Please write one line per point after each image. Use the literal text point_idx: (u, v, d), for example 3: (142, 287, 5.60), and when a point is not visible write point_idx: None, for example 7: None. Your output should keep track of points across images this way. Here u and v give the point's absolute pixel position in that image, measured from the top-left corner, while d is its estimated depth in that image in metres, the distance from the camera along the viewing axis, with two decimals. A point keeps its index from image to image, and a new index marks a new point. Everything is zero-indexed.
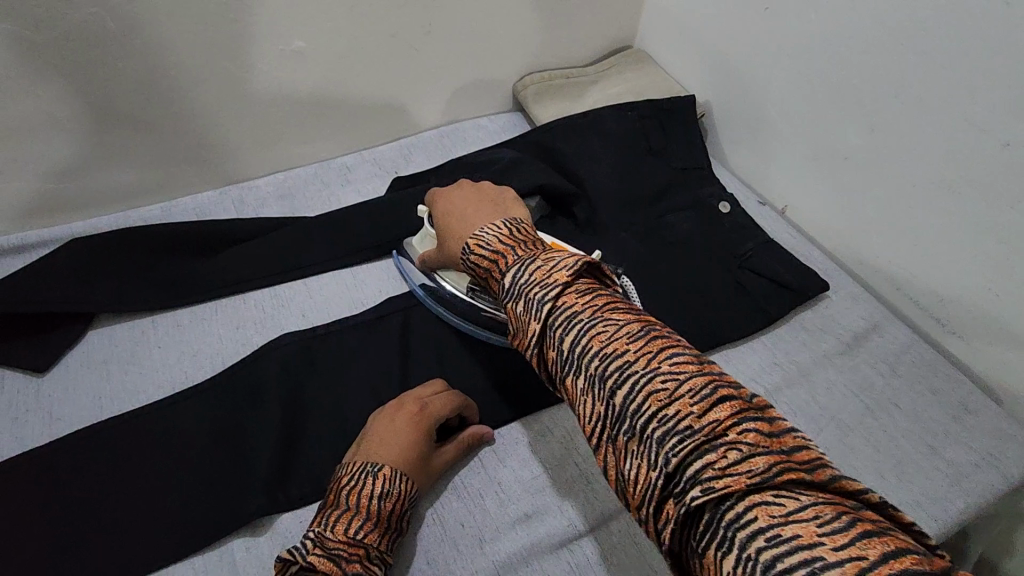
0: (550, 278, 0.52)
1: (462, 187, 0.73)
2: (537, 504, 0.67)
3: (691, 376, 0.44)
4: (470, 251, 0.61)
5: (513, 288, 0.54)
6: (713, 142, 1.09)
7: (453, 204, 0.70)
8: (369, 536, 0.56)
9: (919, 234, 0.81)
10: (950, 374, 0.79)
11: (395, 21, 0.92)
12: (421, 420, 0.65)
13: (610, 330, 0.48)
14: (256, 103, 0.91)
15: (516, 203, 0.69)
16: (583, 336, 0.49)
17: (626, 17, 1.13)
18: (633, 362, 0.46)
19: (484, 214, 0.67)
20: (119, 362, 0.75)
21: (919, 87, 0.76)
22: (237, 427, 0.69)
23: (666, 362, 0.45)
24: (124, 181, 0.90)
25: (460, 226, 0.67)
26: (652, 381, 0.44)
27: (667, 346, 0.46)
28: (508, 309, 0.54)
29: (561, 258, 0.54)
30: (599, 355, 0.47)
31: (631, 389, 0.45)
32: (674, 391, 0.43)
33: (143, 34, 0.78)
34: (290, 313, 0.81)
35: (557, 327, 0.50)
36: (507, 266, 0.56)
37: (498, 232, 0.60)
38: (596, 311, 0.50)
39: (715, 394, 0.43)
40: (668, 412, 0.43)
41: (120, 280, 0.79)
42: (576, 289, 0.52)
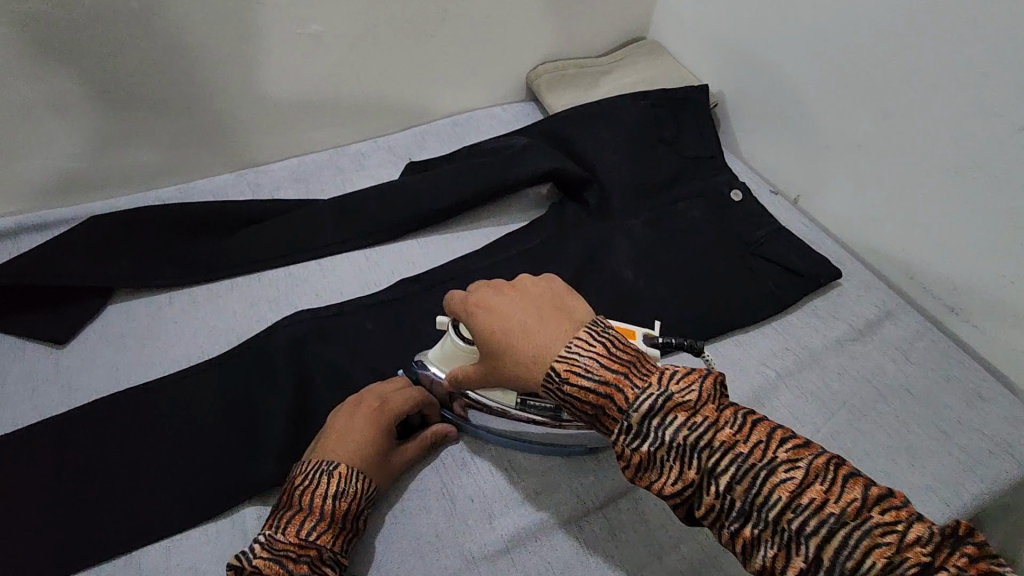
0: (699, 417, 0.49)
1: (498, 290, 0.62)
2: (545, 482, 0.68)
3: (906, 521, 0.43)
4: (566, 380, 0.53)
5: (655, 433, 0.49)
6: (726, 132, 1.08)
7: (502, 312, 0.59)
8: (323, 536, 0.55)
9: (932, 221, 0.80)
10: (963, 362, 0.79)
11: (410, 7, 0.93)
12: (382, 416, 0.65)
13: (788, 473, 0.46)
14: (273, 87, 0.92)
15: (572, 296, 0.61)
16: (760, 482, 0.46)
17: (639, 7, 1.13)
18: (837, 513, 0.43)
19: (553, 321, 0.57)
20: (136, 336, 0.76)
21: (935, 72, 0.75)
22: (250, 401, 0.70)
23: (869, 506, 0.43)
24: (143, 162, 0.91)
25: (526, 342, 0.56)
26: (867, 534, 0.42)
27: (861, 484, 0.45)
28: (642, 453, 0.49)
29: (698, 387, 0.51)
30: (790, 504, 0.45)
31: (840, 543, 0.43)
32: (892, 540, 0.42)
33: (164, 15, 0.79)
34: (304, 294, 0.82)
35: (728, 473, 0.47)
36: (631, 400, 0.50)
37: (592, 353, 0.54)
38: (767, 453, 0.47)
39: (933, 535, 0.42)
40: (896, 565, 0.41)
41: (139, 256, 0.80)
42: (729, 425, 0.49)
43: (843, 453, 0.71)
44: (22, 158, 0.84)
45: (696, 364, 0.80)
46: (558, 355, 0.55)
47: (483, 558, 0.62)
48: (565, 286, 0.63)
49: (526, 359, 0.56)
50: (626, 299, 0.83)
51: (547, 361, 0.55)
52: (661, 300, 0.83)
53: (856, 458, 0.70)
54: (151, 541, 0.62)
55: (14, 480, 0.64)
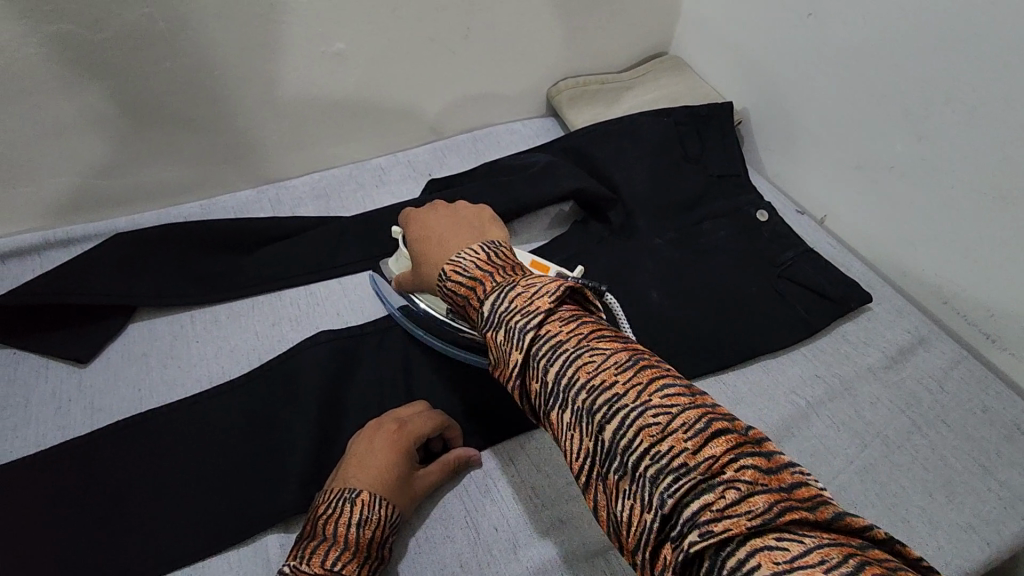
0: (532, 305, 0.49)
1: (434, 210, 0.69)
2: (571, 512, 0.66)
3: (684, 409, 0.42)
4: (447, 277, 0.57)
5: (493, 316, 0.51)
6: (750, 150, 1.07)
7: (428, 226, 0.66)
8: (348, 567, 0.55)
9: (968, 246, 0.78)
10: (1000, 392, 0.76)
11: (433, 25, 0.92)
12: (401, 439, 0.63)
13: (597, 360, 0.45)
14: (296, 103, 0.92)
15: (495, 223, 0.65)
16: (569, 366, 0.46)
17: (662, 23, 1.12)
18: (623, 395, 0.43)
19: (462, 236, 0.62)
20: (159, 355, 0.76)
21: (972, 94, 0.73)
22: (272, 424, 0.70)
23: (657, 394, 0.43)
24: (166, 178, 0.92)
25: (435, 249, 0.63)
26: (641, 415, 0.42)
27: (658, 376, 0.44)
28: (487, 338, 0.51)
29: (542, 283, 0.51)
30: (587, 387, 0.45)
31: (621, 422, 0.42)
32: (666, 425, 0.41)
33: (191, 35, 0.79)
34: (326, 313, 0.82)
35: (544, 359, 0.47)
36: (486, 295, 0.53)
37: (475, 257, 0.57)
38: (581, 340, 0.47)
39: (707, 428, 0.40)
40: (661, 448, 0.40)
41: (162, 274, 0.80)
42: (560, 317, 0.49)
43: (878, 486, 0.69)
44: (49, 175, 0.84)
45: (723, 390, 0.79)
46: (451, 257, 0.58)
47: None
48: (496, 216, 0.67)
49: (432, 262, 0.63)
50: (651, 322, 0.82)
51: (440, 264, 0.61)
52: (687, 322, 0.82)
53: (891, 492, 0.69)
54: (175, 567, 0.61)
55: (38, 502, 0.64)
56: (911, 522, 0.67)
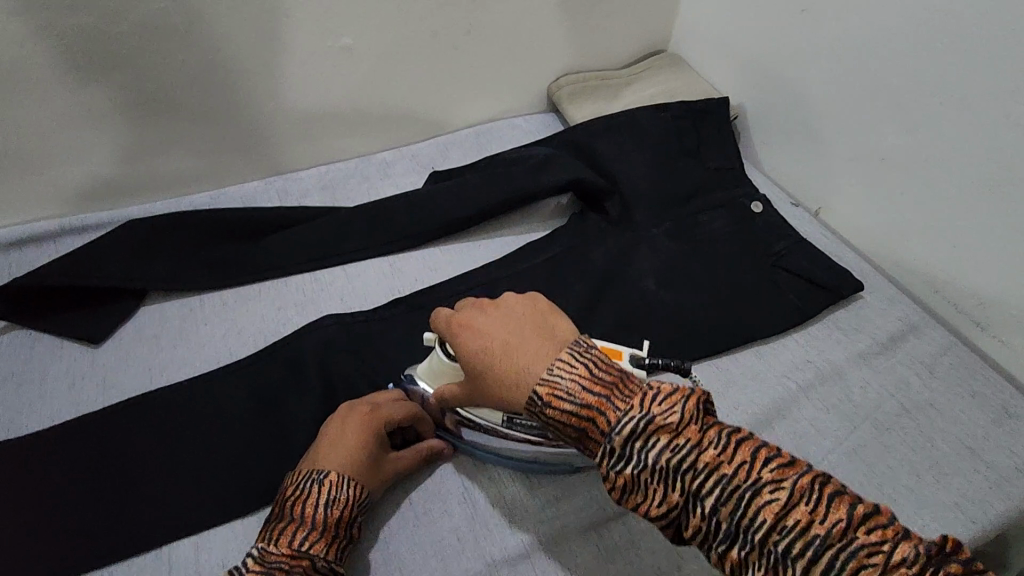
0: (681, 439, 0.47)
1: (481, 309, 0.62)
2: (567, 489, 0.69)
3: (893, 541, 0.40)
4: (546, 403, 0.52)
5: (638, 459, 0.47)
6: (746, 144, 1.09)
7: (483, 333, 0.59)
8: (316, 546, 0.56)
9: (958, 235, 0.80)
10: (988, 377, 0.78)
11: (436, 21, 0.95)
12: (372, 423, 0.65)
13: (776, 496, 0.43)
14: (303, 97, 0.95)
15: (557, 316, 0.60)
16: (747, 508, 0.43)
17: (661, 20, 1.14)
18: (821, 534, 0.41)
19: (538, 341, 0.57)
20: (168, 336, 0.79)
21: (961, 88, 0.75)
22: (277, 402, 0.72)
23: (857, 528, 0.41)
24: (177, 169, 0.94)
25: (507, 361, 0.56)
26: (853, 556, 0.40)
27: (845, 502, 0.42)
28: (625, 476, 0.48)
29: (679, 405, 0.48)
30: (775, 527, 0.42)
31: (829, 567, 0.40)
32: (879, 562, 0.39)
33: (204, 29, 0.82)
34: (330, 298, 0.84)
35: (713, 498, 0.45)
36: (614, 426, 0.49)
37: (574, 375, 0.52)
38: (749, 474, 0.44)
39: (921, 559, 0.39)
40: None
41: (172, 259, 0.83)
42: (713, 445, 0.46)
43: (867, 466, 0.71)
44: (65, 164, 0.87)
45: (717, 374, 0.80)
46: (540, 378, 0.53)
47: (504, 562, 0.63)
48: (550, 304, 0.62)
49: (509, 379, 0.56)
50: (647, 309, 0.83)
51: (527, 384, 0.55)
52: (681, 309, 0.84)
53: (879, 471, 0.70)
54: (183, 536, 0.64)
55: (53, 473, 0.66)
56: (898, 501, 0.68)
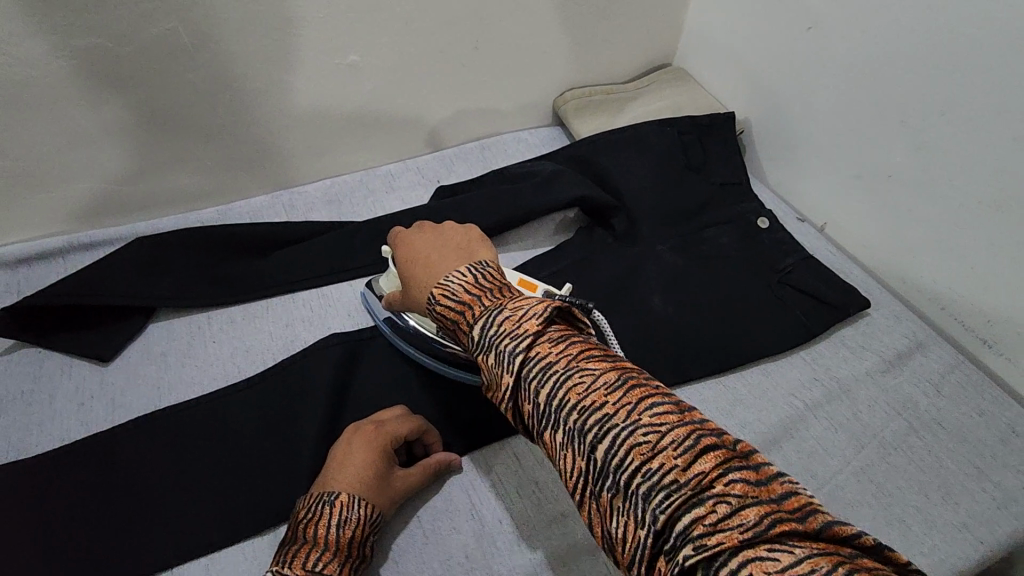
0: (520, 327, 0.50)
1: (422, 231, 0.71)
2: (574, 506, 0.69)
3: (676, 427, 0.43)
4: (436, 301, 0.57)
5: (481, 341, 0.51)
6: (751, 158, 1.09)
7: (416, 248, 0.68)
8: (330, 566, 0.55)
9: (965, 252, 0.80)
10: (995, 396, 0.78)
11: (444, 38, 0.96)
12: (377, 439, 0.65)
13: (588, 382, 0.46)
14: (312, 113, 0.96)
15: (481, 242, 0.66)
16: (560, 389, 0.47)
17: (667, 35, 1.15)
18: (613, 415, 0.44)
19: (451, 258, 0.63)
20: (177, 354, 0.79)
21: (967, 107, 0.76)
22: (286, 420, 0.72)
23: (648, 413, 0.44)
24: (185, 185, 0.95)
25: (426, 270, 0.64)
26: (634, 434, 0.43)
27: (647, 394, 0.45)
28: (479, 361, 0.52)
29: (529, 304, 0.52)
30: (578, 407, 0.45)
31: (613, 442, 0.43)
32: (656, 442, 0.42)
33: (215, 48, 0.83)
34: (338, 314, 0.85)
35: (535, 381, 0.48)
36: (477, 318, 0.53)
37: (464, 280, 0.57)
38: (571, 361, 0.47)
39: (696, 445, 0.41)
40: (655, 468, 0.41)
41: (181, 276, 0.83)
42: (549, 338, 0.49)
43: (874, 486, 0.71)
44: (74, 181, 0.88)
45: (724, 392, 0.80)
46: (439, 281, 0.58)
47: None
48: (484, 236, 0.69)
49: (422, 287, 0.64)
50: (654, 326, 0.84)
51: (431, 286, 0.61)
52: (687, 326, 0.84)
53: (887, 491, 0.70)
54: (192, 556, 0.64)
55: (62, 494, 0.66)
56: (907, 522, 0.68)
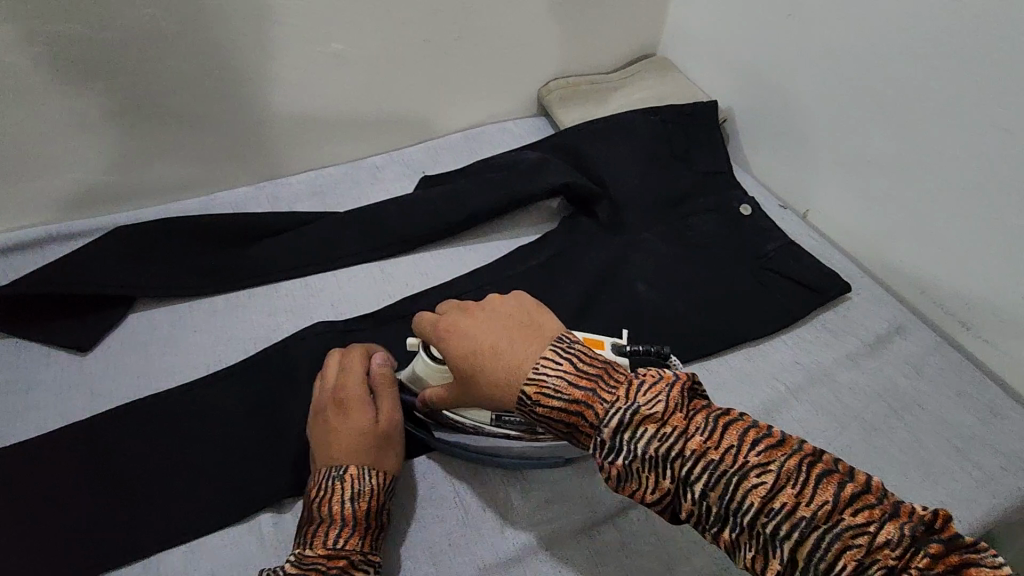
0: (666, 426, 0.48)
1: (467, 313, 0.62)
2: (558, 492, 0.69)
3: (874, 520, 0.42)
4: (534, 401, 0.53)
5: (626, 449, 0.49)
6: (735, 147, 1.10)
7: (471, 334, 0.59)
8: (350, 541, 0.58)
9: (944, 236, 0.81)
10: (973, 377, 0.79)
11: (427, 26, 0.95)
12: (332, 399, 0.66)
13: (761, 481, 0.45)
14: (296, 102, 0.95)
15: (542, 312, 0.61)
16: (734, 491, 0.45)
17: (651, 25, 1.15)
18: (807, 518, 0.43)
19: (522, 336, 0.57)
20: (158, 343, 0.78)
21: (944, 91, 0.77)
22: (267, 409, 0.72)
23: (836, 507, 0.43)
24: (165, 175, 0.94)
25: (498, 361, 0.56)
26: (836, 535, 0.42)
27: (832, 485, 0.44)
28: (617, 467, 0.50)
29: (665, 394, 0.50)
30: (763, 511, 0.44)
31: (813, 546, 0.43)
32: (862, 543, 0.42)
33: (194, 35, 0.82)
34: (321, 304, 0.84)
35: (703, 482, 0.47)
36: (603, 418, 0.50)
37: (560, 371, 0.53)
38: (737, 458, 0.46)
39: (903, 538, 0.41)
40: (867, 569, 0.41)
41: (161, 266, 0.82)
42: (700, 431, 0.48)
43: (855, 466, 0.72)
44: (52, 171, 0.86)
45: (707, 377, 0.81)
46: (528, 376, 0.54)
47: (497, 566, 0.63)
48: (537, 302, 0.62)
49: (499, 380, 0.56)
50: (638, 313, 0.84)
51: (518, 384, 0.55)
52: (671, 312, 0.84)
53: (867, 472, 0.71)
54: (172, 544, 0.63)
55: (42, 484, 0.65)
56: None
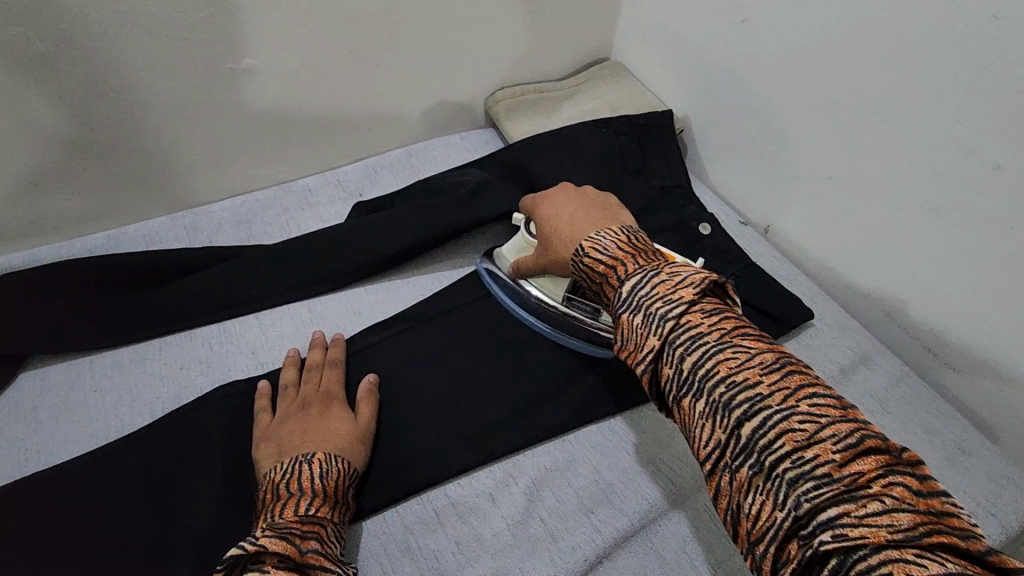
0: (676, 294, 0.50)
1: (558, 191, 0.72)
2: (496, 566, 0.61)
3: (834, 419, 0.41)
4: (584, 254, 0.59)
5: (631, 298, 0.52)
6: (693, 159, 1.04)
7: (554, 208, 0.70)
8: (322, 510, 0.56)
9: (907, 259, 0.76)
10: (941, 410, 0.75)
11: (353, 37, 0.87)
12: (313, 395, 0.68)
13: (740, 359, 0.45)
14: (209, 123, 0.86)
15: (623, 209, 0.67)
16: (707, 361, 0.46)
17: (603, 27, 1.08)
18: (766, 396, 0.43)
19: (594, 216, 0.65)
20: (51, 409, 0.70)
21: (901, 105, 0.72)
22: (172, 482, 0.64)
23: (806, 400, 0.42)
24: (66, 209, 0.85)
25: (569, 227, 0.66)
26: (788, 418, 0.42)
27: (807, 382, 0.44)
28: (621, 320, 0.52)
29: (688, 274, 0.52)
30: (727, 381, 0.45)
31: (763, 421, 0.42)
32: (813, 433, 0.41)
33: (77, 54, 0.73)
34: (241, 353, 0.76)
35: (682, 347, 0.48)
36: (628, 275, 0.54)
37: (615, 240, 0.58)
38: (724, 336, 0.47)
39: (860, 444, 0.40)
40: (803, 453, 0.40)
41: (54, 317, 0.73)
42: (701, 308, 0.49)
43: None
44: None
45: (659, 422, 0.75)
46: (587, 236, 0.60)
47: None
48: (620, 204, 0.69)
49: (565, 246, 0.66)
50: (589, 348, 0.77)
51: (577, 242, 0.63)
52: None
53: None
54: None
55: None
56: None
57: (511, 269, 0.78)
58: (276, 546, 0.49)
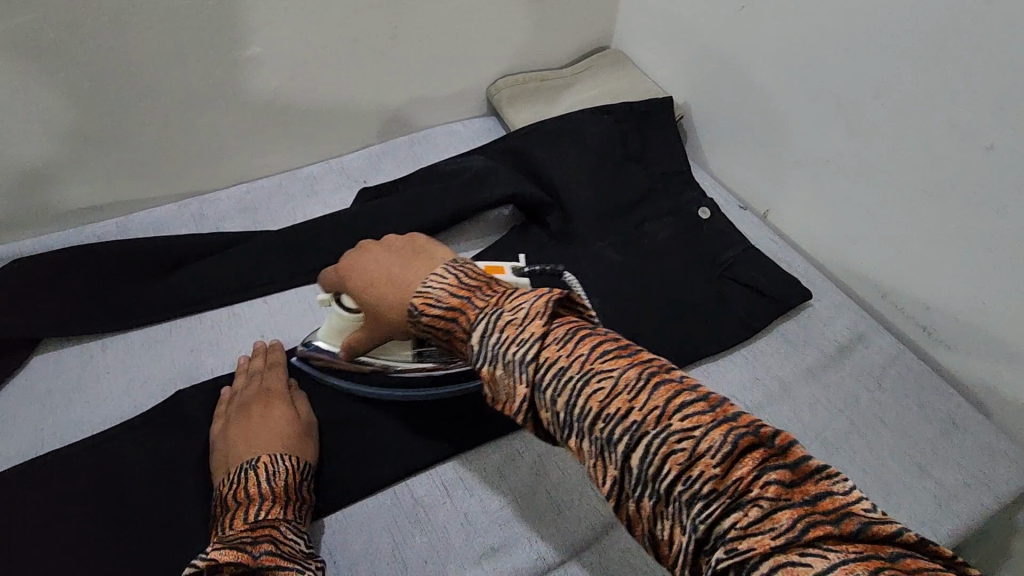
0: (525, 331, 0.46)
1: (361, 250, 0.62)
2: (503, 536, 0.63)
3: (706, 428, 0.39)
4: (420, 312, 0.54)
5: (485, 350, 0.47)
6: (693, 145, 1.05)
7: (365, 271, 0.60)
8: (273, 512, 0.58)
9: (903, 241, 0.78)
10: (936, 387, 0.77)
11: (358, 25, 0.88)
12: (251, 396, 0.68)
13: (607, 386, 0.43)
14: (216, 111, 0.87)
15: (436, 245, 0.61)
16: (578, 396, 0.43)
17: (604, 15, 1.09)
18: (642, 424, 0.41)
19: (414, 266, 0.58)
20: (65, 390, 0.71)
21: (899, 88, 0.73)
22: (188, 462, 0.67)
23: (676, 416, 0.40)
24: (76, 196, 0.86)
25: (396, 288, 0.58)
26: (665, 442, 0.40)
27: (673, 393, 0.41)
28: (483, 373, 0.48)
29: (529, 302, 0.48)
30: (602, 414, 0.42)
31: (646, 452, 0.40)
32: (693, 450, 0.39)
33: (87, 41, 0.74)
34: (249, 336, 0.78)
35: (552, 387, 0.44)
36: (471, 322, 0.49)
37: (445, 284, 0.53)
38: (585, 364, 0.44)
39: (734, 448, 0.38)
40: (687, 477, 0.39)
41: (65, 301, 0.75)
42: (554, 338, 0.46)
43: None
44: None
45: None
46: (416, 290, 0.55)
47: None
48: (430, 238, 0.62)
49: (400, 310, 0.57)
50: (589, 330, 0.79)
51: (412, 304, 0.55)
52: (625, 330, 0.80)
53: None
54: None
55: None
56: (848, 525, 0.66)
57: (344, 352, 0.67)
58: (226, 557, 0.51)
